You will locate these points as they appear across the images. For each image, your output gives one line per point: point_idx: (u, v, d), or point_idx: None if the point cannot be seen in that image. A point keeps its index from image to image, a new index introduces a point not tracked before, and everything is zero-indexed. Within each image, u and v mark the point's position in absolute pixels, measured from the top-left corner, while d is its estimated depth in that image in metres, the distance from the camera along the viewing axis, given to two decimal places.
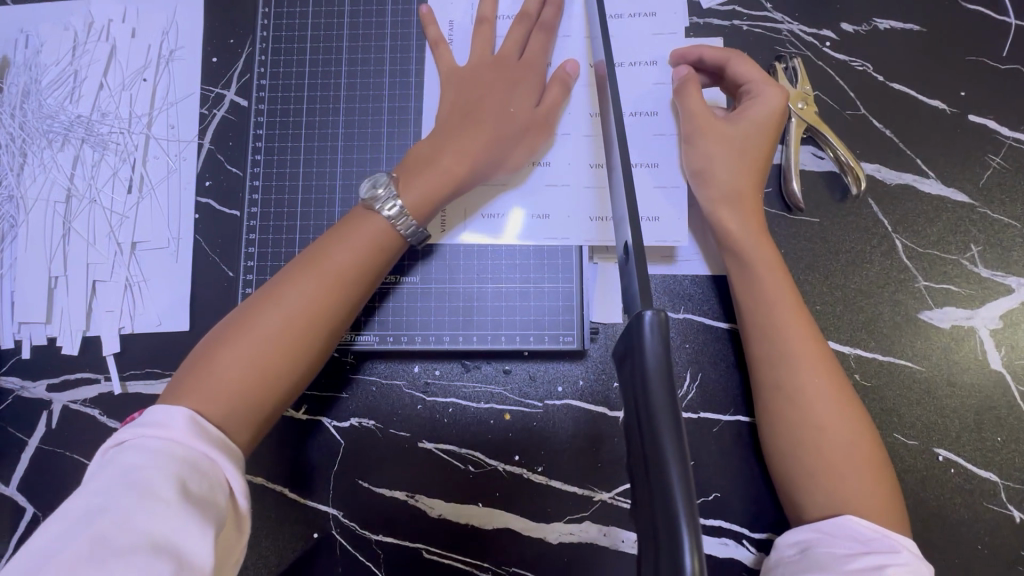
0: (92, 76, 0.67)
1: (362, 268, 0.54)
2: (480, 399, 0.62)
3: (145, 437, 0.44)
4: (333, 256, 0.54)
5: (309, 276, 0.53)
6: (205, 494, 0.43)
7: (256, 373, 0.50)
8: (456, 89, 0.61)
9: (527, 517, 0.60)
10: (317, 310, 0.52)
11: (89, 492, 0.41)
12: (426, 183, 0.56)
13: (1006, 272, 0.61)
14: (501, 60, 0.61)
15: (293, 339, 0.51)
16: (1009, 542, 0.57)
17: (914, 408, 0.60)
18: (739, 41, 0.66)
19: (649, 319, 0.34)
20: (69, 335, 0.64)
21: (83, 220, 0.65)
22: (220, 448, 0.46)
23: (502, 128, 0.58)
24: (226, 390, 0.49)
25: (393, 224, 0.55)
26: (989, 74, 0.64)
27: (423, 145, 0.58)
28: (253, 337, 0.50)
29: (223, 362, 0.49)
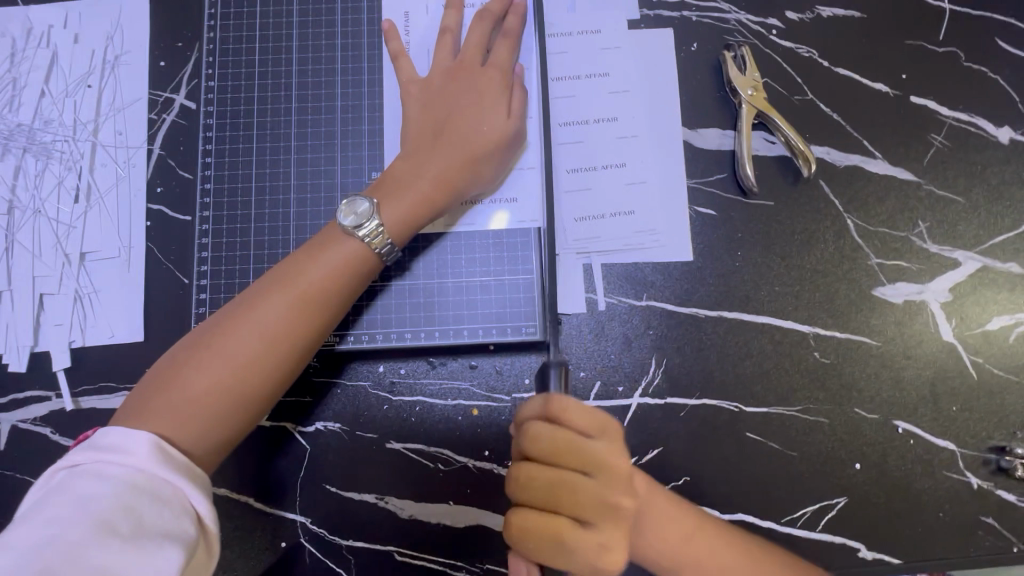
0: (33, 83, 0.65)
1: (338, 288, 0.53)
2: (446, 396, 0.62)
3: (101, 464, 0.43)
4: (308, 275, 0.53)
5: (282, 296, 0.52)
6: (167, 525, 0.41)
7: (224, 395, 0.49)
8: (428, 104, 0.60)
9: (499, 513, 0.60)
10: (291, 334, 0.51)
11: (38, 523, 0.39)
12: (405, 207, 0.56)
13: (953, 246, 0.63)
14: (475, 73, 0.61)
15: (267, 362, 0.50)
16: (968, 507, 0.59)
17: (873, 382, 0.61)
18: (687, 31, 0.67)
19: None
20: (16, 352, 0.62)
21: (27, 232, 0.63)
22: (185, 473, 0.45)
23: (478, 149, 0.58)
24: (193, 416, 0.47)
25: (370, 246, 0.54)
26: (926, 57, 0.67)
27: (398, 165, 0.58)
28: (223, 361, 0.49)
29: (191, 382, 0.48)
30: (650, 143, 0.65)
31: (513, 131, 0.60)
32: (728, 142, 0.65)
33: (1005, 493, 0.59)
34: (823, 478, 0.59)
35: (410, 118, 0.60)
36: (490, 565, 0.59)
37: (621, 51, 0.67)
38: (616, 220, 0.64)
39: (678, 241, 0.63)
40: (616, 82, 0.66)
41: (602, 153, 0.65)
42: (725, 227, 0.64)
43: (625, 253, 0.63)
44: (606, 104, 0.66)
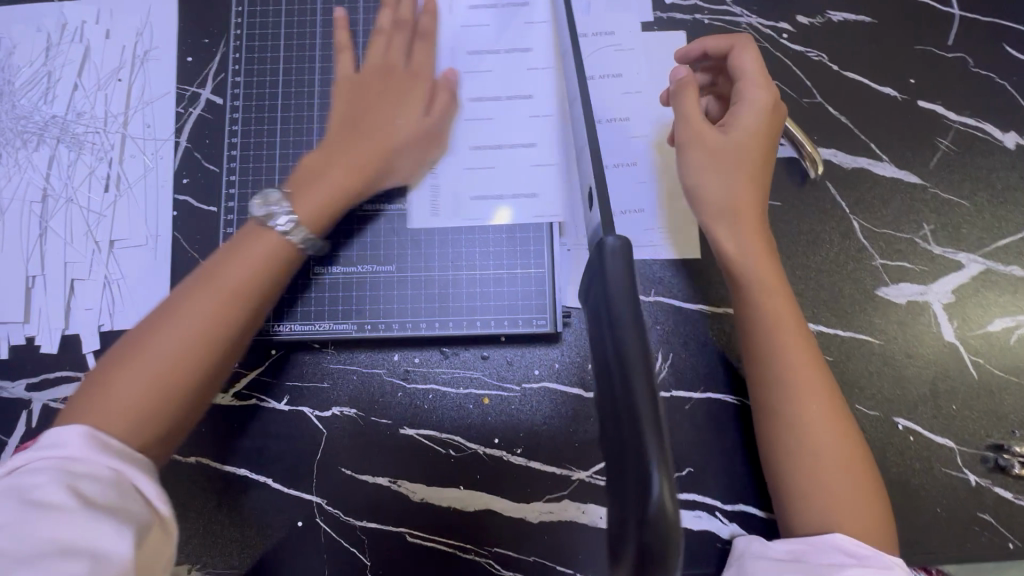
0: (66, 76, 0.68)
1: (263, 277, 0.51)
2: (458, 385, 0.64)
3: (35, 461, 0.41)
4: (231, 268, 0.50)
5: (203, 292, 0.49)
6: (112, 501, 0.40)
7: (159, 395, 0.45)
8: (353, 100, 0.60)
9: (508, 498, 0.62)
10: (223, 325, 0.48)
11: None
12: (318, 197, 0.55)
13: (956, 249, 0.65)
14: (405, 74, 0.62)
15: (196, 360, 0.47)
16: (965, 504, 0.61)
17: (874, 380, 0.63)
18: (700, 34, 0.69)
19: (612, 244, 0.36)
20: (48, 334, 0.64)
21: (60, 220, 0.66)
22: (125, 456, 0.43)
23: (382, 143, 0.58)
24: (131, 417, 0.44)
25: (287, 237, 0.52)
26: (935, 62, 0.68)
27: (313, 157, 0.58)
28: (150, 363, 0.46)
29: (123, 386, 0.45)
30: (660, 143, 0.67)
31: (426, 129, 0.61)
32: None
33: (1002, 490, 0.61)
34: None
35: (335, 112, 0.60)
36: (498, 549, 0.61)
37: (634, 52, 0.68)
38: (625, 217, 0.66)
39: (686, 239, 0.65)
40: (630, 83, 0.68)
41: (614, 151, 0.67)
42: None
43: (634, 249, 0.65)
44: (619, 104, 0.67)
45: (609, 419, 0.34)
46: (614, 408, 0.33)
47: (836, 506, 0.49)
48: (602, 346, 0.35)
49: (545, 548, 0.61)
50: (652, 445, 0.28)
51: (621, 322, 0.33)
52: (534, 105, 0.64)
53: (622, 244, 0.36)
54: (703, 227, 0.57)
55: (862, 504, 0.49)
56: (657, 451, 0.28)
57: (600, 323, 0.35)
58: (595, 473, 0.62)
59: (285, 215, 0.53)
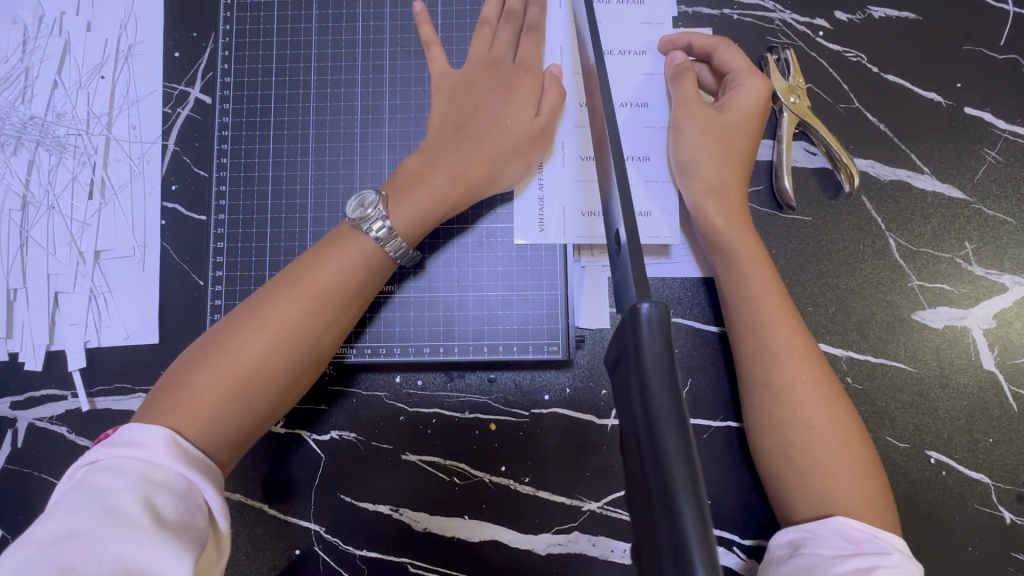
0: (45, 73, 0.63)
1: (350, 288, 0.52)
2: (464, 410, 0.60)
3: (119, 459, 0.42)
4: (318, 274, 0.51)
5: (292, 298, 0.50)
6: (183, 519, 0.40)
7: (235, 397, 0.47)
8: (456, 98, 0.58)
9: (515, 528, 0.59)
10: (303, 333, 0.50)
11: (58, 517, 0.38)
12: (418, 204, 0.54)
13: (1000, 270, 0.60)
14: (503, 70, 0.58)
15: (275, 366, 0.49)
16: (999, 543, 0.57)
17: (906, 410, 0.59)
18: (728, 31, 0.63)
19: (647, 312, 0.31)
20: (32, 350, 0.61)
21: (41, 229, 0.62)
22: (199, 468, 0.44)
23: (499, 146, 0.56)
24: (206, 416, 0.46)
25: (381, 246, 0.53)
26: (985, 65, 0.62)
27: (415, 159, 0.56)
28: (231, 363, 0.47)
29: (202, 384, 0.47)
30: None
31: (539, 131, 0.57)
32: (766, 151, 0.62)
33: None
34: None
35: (434, 111, 0.58)
36: None
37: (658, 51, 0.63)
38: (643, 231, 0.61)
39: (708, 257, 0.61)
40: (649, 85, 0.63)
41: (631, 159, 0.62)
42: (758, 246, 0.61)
43: (651, 266, 0.61)
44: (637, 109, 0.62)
45: (638, 523, 0.30)
46: (647, 516, 0.28)
47: (838, 502, 0.46)
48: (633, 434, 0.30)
49: None
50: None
51: (661, 414, 0.29)
52: (570, 110, 0.60)
53: (660, 313, 0.31)
54: (691, 204, 0.57)
55: (867, 507, 0.46)
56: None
57: (632, 410, 0.30)
58: (607, 504, 0.59)
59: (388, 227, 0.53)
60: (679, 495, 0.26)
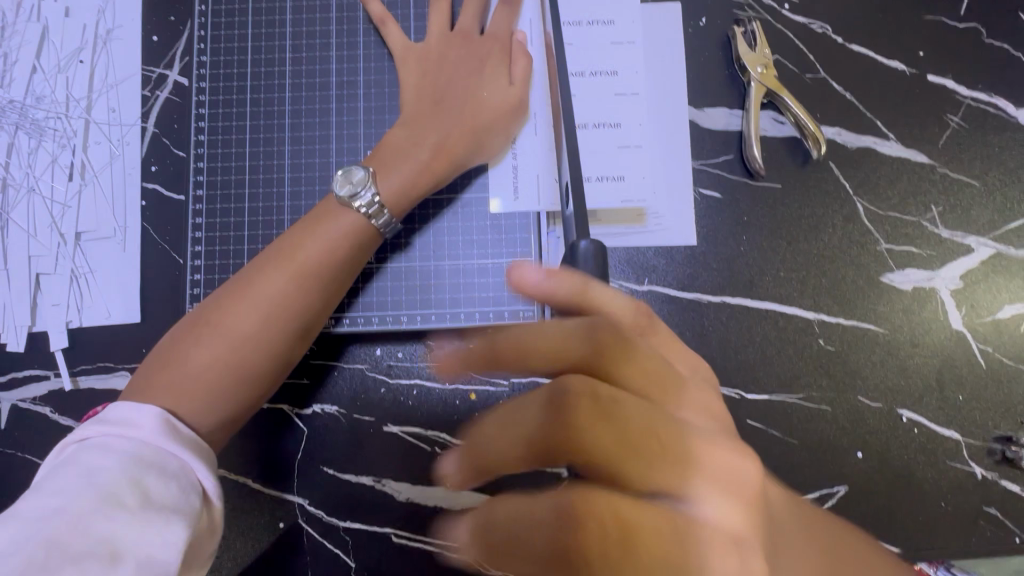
0: (24, 58, 0.64)
1: (337, 261, 0.53)
2: (443, 380, 0.61)
3: (111, 438, 0.43)
4: (305, 249, 0.52)
5: (279, 272, 0.51)
6: (174, 498, 0.41)
7: (229, 371, 0.49)
8: (427, 73, 0.59)
9: (497, 496, 0.60)
10: (293, 308, 0.51)
11: (50, 491, 0.39)
12: (404, 178, 0.55)
13: (966, 232, 0.62)
14: (472, 43, 0.60)
15: (267, 340, 0.50)
16: (971, 498, 0.58)
17: (878, 370, 0.60)
18: (696, 5, 0.65)
19: (585, 248, 0.33)
20: (15, 331, 0.62)
21: (22, 211, 0.62)
22: (192, 449, 0.45)
23: (477, 118, 0.58)
24: (202, 390, 0.48)
25: (372, 222, 0.54)
26: (946, 33, 0.64)
27: (397, 134, 0.57)
28: (224, 336, 0.49)
29: (197, 360, 0.49)
30: (651, 122, 0.63)
31: (515, 101, 0.59)
32: (736, 122, 0.63)
33: (1009, 484, 0.58)
34: (822, 465, 0.59)
35: (405, 87, 0.59)
36: None
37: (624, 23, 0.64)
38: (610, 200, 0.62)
39: (681, 225, 0.62)
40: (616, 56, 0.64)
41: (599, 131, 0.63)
42: (729, 213, 0.62)
43: (625, 235, 0.62)
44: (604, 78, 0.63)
45: None
46: None
47: None
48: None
49: None
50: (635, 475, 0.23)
51: None
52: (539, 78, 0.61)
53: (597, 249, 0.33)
54: None
55: None
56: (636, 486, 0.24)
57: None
58: None
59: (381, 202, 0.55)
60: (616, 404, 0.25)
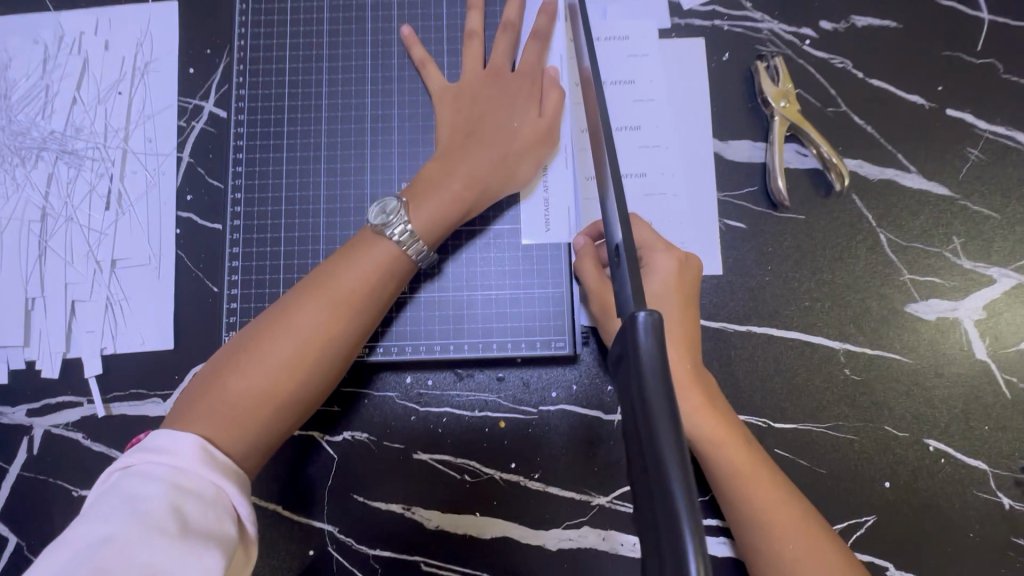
0: (65, 90, 0.66)
1: (373, 287, 0.54)
2: (473, 408, 0.62)
3: (149, 464, 0.43)
4: (342, 276, 0.53)
5: (318, 300, 0.52)
6: (212, 526, 0.41)
7: (268, 398, 0.49)
8: (460, 107, 0.60)
9: (525, 525, 0.60)
10: (331, 335, 0.52)
11: (93, 520, 0.40)
12: (437, 206, 0.56)
13: (988, 263, 0.63)
14: (501, 76, 0.61)
15: (306, 366, 0.51)
16: (1000, 528, 0.59)
17: (903, 400, 0.61)
18: (720, 41, 0.66)
19: (642, 321, 0.32)
20: (49, 357, 0.62)
21: (59, 239, 0.63)
22: (228, 474, 0.46)
23: (509, 148, 0.59)
24: (242, 416, 0.48)
25: (404, 249, 0.55)
26: (964, 69, 0.66)
27: (433, 166, 0.58)
28: (262, 364, 0.50)
29: (237, 386, 0.49)
30: (677, 154, 0.64)
31: (547, 127, 0.60)
32: (760, 154, 0.65)
33: None
34: (851, 495, 0.59)
35: (442, 122, 0.61)
36: None
37: (649, 58, 0.66)
38: None
39: (707, 255, 0.63)
40: (642, 90, 0.65)
41: (625, 162, 0.64)
42: (755, 244, 0.63)
43: None
44: (631, 112, 0.65)
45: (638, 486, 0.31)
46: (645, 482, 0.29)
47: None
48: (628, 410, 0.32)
49: None
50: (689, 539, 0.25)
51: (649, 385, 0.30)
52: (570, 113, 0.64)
53: (654, 322, 0.32)
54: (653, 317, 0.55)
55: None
56: (695, 552, 0.25)
57: (631, 405, 0.31)
58: (616, 498, 0.60)
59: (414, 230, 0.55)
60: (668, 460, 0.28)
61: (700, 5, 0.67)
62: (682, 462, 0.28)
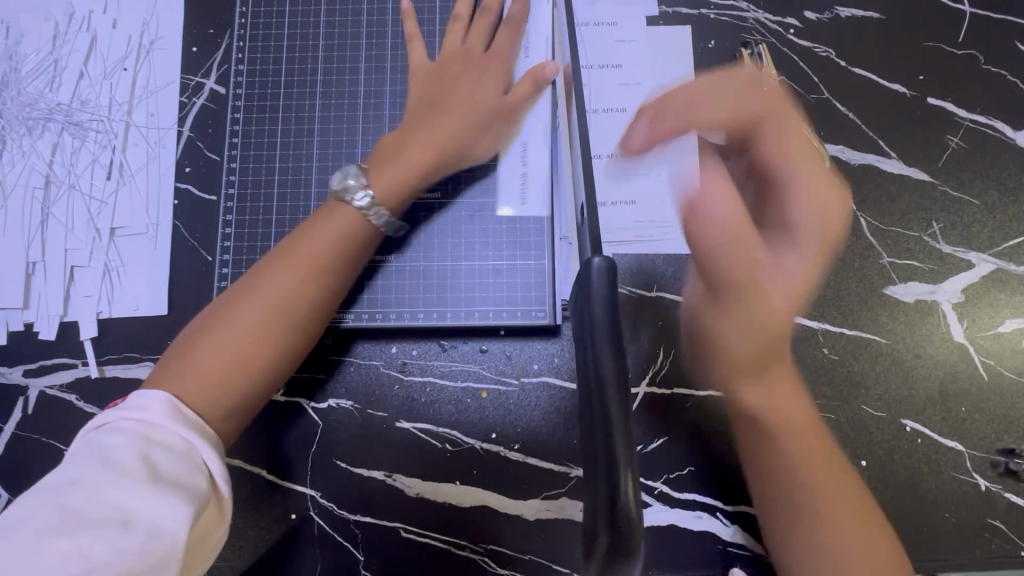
0: (73, 65, 0.68)
1: (339, 253, 0.55)
2: (456, 378, 0.63)
3: (122, 419, 0.45)
4: (311, 239, 0.55)
5: (284, 269, 0.54)
6: (179, 474, 0.42)
7: (239, 363, 0.50)
8: (428, 84, 0.62)
9: (504, 494, 0.61)
10: (297, 301, 0.53)
11: (65, 468, 0.41)
12: (395, 171, 0.57)
13: (966, 248, 0.63)
14: (471, 61, 0.63)
15: (276, 332, 0.52)
16: (975, 509, 0.59)
17: (881, 380, 0.61)
18: (706, 28, 0.68)
19: (598, 266, 0.34)
20: (47, 320, 0.64)
21: (61, 207, 0.66)
22: (197, 431, 0.46)
23: (471, 117, 0.60)
24: (211, 380, 0.49)
25: (364, 214, 0.56)
26: (945, 59, 0.67)
27: (395, 136, 0.60)
28: (236, 323, 0.51)
29: (205, 354, 0.50)
30: None
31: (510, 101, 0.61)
32: None
33: (1013, 496, 0.59)
34: None
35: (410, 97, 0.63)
36: (494, 546, 0.60)
37: (636, 44, 0.68)
38: (618, 209, 0.65)
39: None
40: (628, 74, 0.67)
41: (607, 142, 0.67)
42: None
43: (638, 243, 0.64)
44: (616, 95, 0.67)
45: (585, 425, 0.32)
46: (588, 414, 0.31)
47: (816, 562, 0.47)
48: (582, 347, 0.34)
49: (541, 546, 0.60)
50: (621, 457, 0.27)
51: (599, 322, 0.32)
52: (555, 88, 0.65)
53: (609, 267, 0.34)
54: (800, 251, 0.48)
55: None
56: (626, 476, 0.27)
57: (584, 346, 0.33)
58: None
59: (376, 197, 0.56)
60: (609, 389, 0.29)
61: None
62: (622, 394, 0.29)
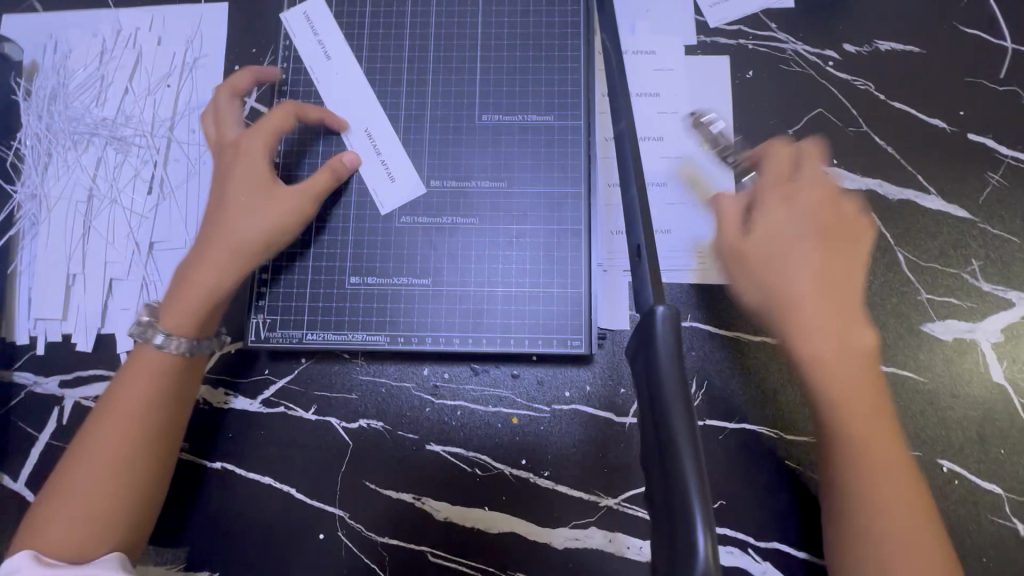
0: (118, 81, 0.70)
1: (148, 393, 0.53)
2: (487, 403, 0.63)
3: None
4: (124, 391, 0.52)
5: (102, 421, 0.51)
6: None
7: (100, 507, 0.49)
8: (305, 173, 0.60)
9: (533, 520, 0.60)
10: (110, 447, 0.50)
11: None
12: (168, 308, 0.54)
13: (1007, 286, 0.63)
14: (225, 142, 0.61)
15: (118, 482, 0.50)
16: (1014, 554, 0.58)
17: (918, 419, 0.60)
18: (744, 59, 0.68)
19: (661, 317, 0.38)
20: (84, 331, 0.65)
21: (103, 221, 0.67)
22: None
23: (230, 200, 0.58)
24: (76, 527, 0.48)
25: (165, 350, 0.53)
26: (987, 95, 0.66)
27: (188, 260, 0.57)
28: (66, 486, 0.49)
29: (63, 512, 0.48)
30: (698, 166, 0.66)
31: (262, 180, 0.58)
32: None
33: None
34: None
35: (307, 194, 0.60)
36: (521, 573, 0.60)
37: (675, 72, 0.68)
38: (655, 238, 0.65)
39: None
40: (666, 103, 0.68)
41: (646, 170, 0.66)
42: None
43: (672, 272, 0.64)
44: (654, 123, 0.67)
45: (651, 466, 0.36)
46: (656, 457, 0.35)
47: None
48: (649, 386, 0.37)
49: None
50: (695, 505, 0.30)
51: (665, 375, 0.36)
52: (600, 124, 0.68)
53: (671, 315, 0.38)
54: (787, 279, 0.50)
55: None
56: (701, 520, 0.29)
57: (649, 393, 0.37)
58: (624, 501, 0.60)
59: (173, 336, 0.53)
60: (679, 437, 0.33)
61: (726, 24, 0.69)
62: (690, 441, 0.32)
